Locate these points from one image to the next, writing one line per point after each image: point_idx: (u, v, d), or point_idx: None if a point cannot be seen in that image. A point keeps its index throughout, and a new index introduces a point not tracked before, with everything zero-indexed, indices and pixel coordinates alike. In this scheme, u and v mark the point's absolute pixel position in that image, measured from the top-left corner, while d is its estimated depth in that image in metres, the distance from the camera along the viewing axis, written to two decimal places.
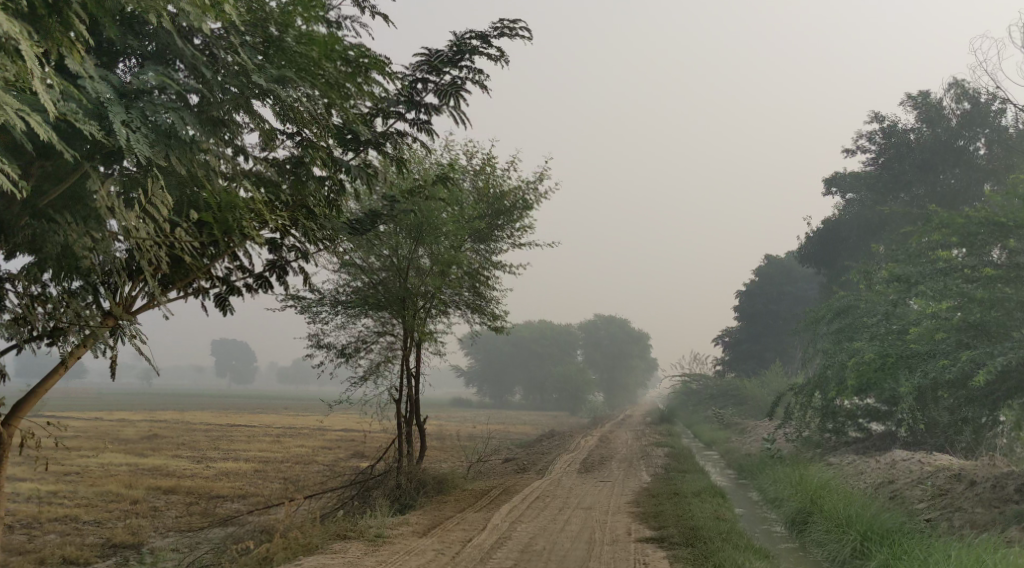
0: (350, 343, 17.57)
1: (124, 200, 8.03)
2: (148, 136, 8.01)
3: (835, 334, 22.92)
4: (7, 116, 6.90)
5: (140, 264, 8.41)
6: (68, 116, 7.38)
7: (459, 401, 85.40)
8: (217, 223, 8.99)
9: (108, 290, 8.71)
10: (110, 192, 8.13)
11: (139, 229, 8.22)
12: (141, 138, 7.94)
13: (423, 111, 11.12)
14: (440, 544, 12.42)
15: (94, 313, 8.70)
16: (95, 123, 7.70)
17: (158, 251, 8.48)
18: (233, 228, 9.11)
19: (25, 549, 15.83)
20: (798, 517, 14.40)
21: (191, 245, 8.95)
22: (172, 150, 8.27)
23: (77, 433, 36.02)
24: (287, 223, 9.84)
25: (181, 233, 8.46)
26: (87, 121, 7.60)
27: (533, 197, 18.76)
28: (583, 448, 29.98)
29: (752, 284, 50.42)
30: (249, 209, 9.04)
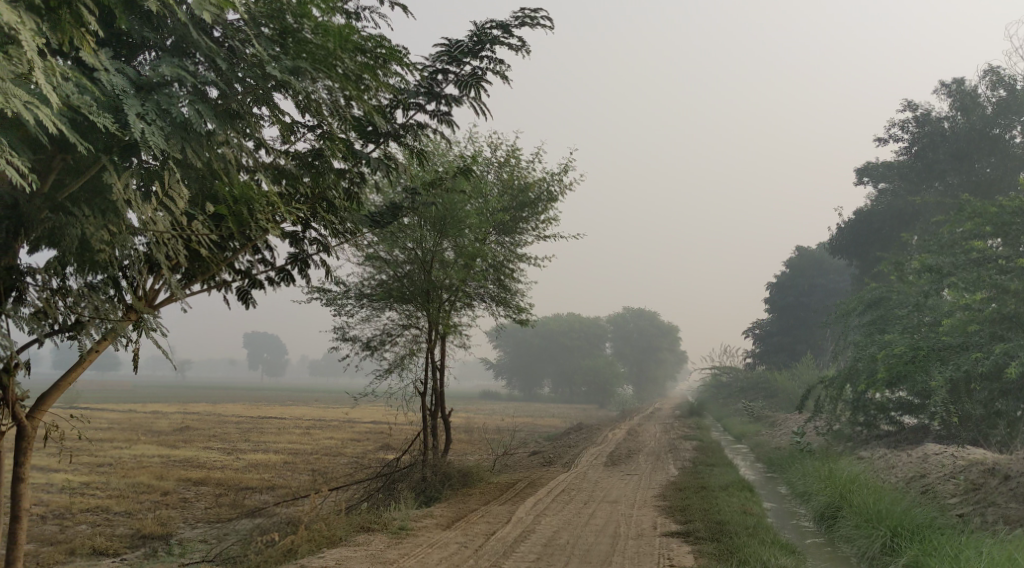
0: (375, 336, 17.59)
1: (139, 192, 8.06)
2: (164, 129, 8.00)
3: (866, 326, 22.59)
4: (15, 107, 6.93)
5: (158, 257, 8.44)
6: (80, 109, 7.41)
7: (488, 394, 85.50)
8: (232, 215, 9.01)
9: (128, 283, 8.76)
10: (128, 185, 8.15)
11: (154, 221, 8.25)
12: (157, 131, 7.93)
13: (443, 103, 11.06)
14: (463, 537, 12.39)
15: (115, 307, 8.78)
16: (110, 115, 7.70)
17: (175, 244, 8.50)
18: (250, 220, 9.12)
19: (56, 539, 16.01)
20: (827, 512, 14.19)
21: (209, 237, 8.96)
22: (188, 143, 8.27)
23: (110, 425, 36.46)
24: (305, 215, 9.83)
25: (196, 225, 8.48)
26: (101, 113, 7.60)
27: (558, 188, 18.65)
28: (611, 440, 29.84)
29: (783, 276, 49.89)
30: (264, 201, 9.04)
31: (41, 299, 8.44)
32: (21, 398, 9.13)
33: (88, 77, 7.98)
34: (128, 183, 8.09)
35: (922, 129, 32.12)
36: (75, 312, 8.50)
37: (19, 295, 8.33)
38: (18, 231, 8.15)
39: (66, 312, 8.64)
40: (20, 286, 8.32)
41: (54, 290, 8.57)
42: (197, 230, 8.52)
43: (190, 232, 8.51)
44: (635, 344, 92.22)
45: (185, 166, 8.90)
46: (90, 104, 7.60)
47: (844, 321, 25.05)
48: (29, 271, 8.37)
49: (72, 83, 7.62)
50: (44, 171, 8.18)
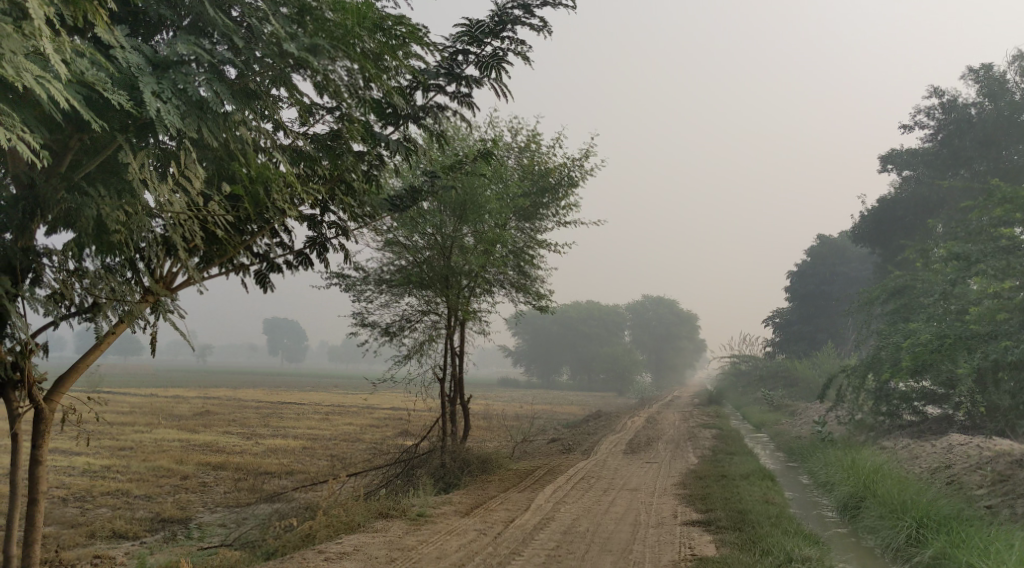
0: (394, 322, 17.48)
1: (154, 171, 7.98)
2: (180, 107, 7.89)
3: (890, 315, 22.29)
4: (26, 81, 6.90)
5: (174, 238, 8.37)
6: (95, 85, 7.34)
7: (506, 381, 85.52)
8: (248, 195, 8.91)
9: (145, 265, 8.69)
10: (144, 164, 8.07)
11: (169, 201, 8.17)
12: (173, 109, 7.82)
13: (464, 84, 10.90)
14: (482, 524, 12.29)
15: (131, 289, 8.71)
16: (125, 93, 7.62)
17: (190, 224, 8.42)
18: (266, 201, 9.03)
19: (76, 522, 16.06)
20: (851, 503, 13.99)
21: (225, 218, 8.88)
22: (205, 123, 8.16)
23: (131, 409, 36.68)
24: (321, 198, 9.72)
25: (212, 206, 8.39)
26: (116, 91, 7.53)
27: (579, 173, 18.46)
28: (630, 428, 29.69)
29: (804, 264, 49.43)
30: (281, 181, 8.93)
31: (57, 280, 8.39)
32: (39, 380, 9.09)
33: (104, 55, 7.89)
34: (144, 163, 8.02)
35: (949, 115, 31.58)
36: (91, 294, 8.44)
37: (36, 276, 8.28)
38: (34, 212, 8.08)
39: (83, 294, 8.58)
40: (37, 267, 8.27)
41: (71, 272, 8.51)
42: (213, 211, 8.43)
43: (206, 213, 8.41)
44: (654, 332, 91.89)
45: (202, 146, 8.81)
46: (105, 82, 7.50)
47: (867, 309, 24.75)
48: (46, 251, 8.31)
49: (88, 59, 7.55)
50: (61, 151, 8.13)
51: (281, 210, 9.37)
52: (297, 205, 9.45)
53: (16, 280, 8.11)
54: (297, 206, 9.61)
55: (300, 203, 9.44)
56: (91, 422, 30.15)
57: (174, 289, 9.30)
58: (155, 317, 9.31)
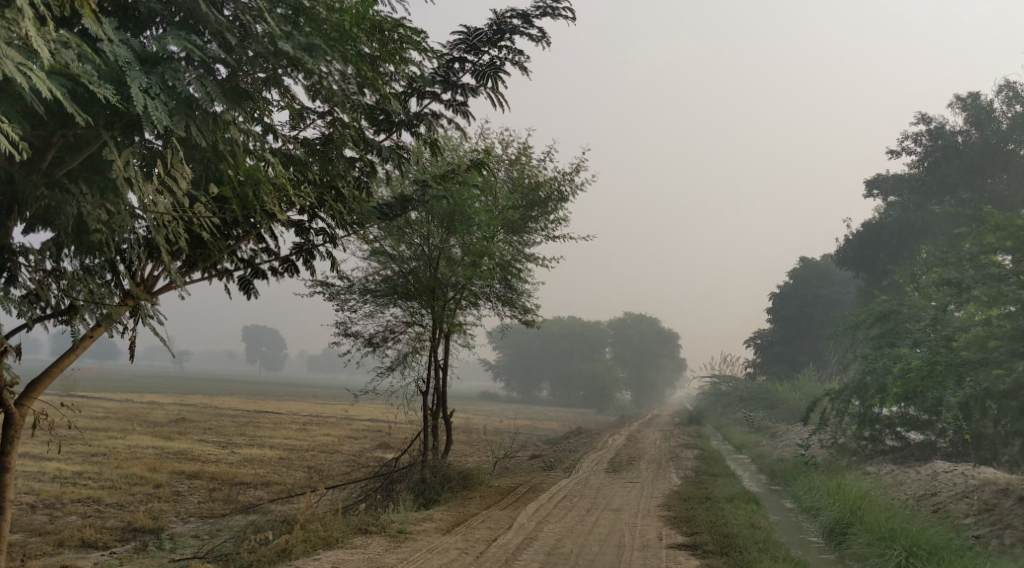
0: (377, 333, 17.32)
1: (140, 170, 7.72)
2: (168, 104, 7.65)
3: (875, 339, 22.26)
4: (8, 70, 6.64)
5: (157, 240, 8.10)
6: (80, 78, 7.09)
7: (485, 395, 85.16)
8: (235, 197, 8.69)
9: (125, 267, 8.41)
10: (128, 162, 7.82)
11: (154, 200, 7.91)
12: (161, 106, 7.58)
13: (459, 93, 10.71)
14: (463, 542, 12.02)
15: (110, 292, 8.42)
16: (111, 87, 7.36)
17: (173, 225, 8.15)
18: (253, 204, 8.79)
19: (45, 530, 15.64)
20: (837, 528, 13.84)
21: (210, 221, 8.62)
22: (193, 122, 7.92)
23: (105, 414, 36.11)
24: (309, 203, 9.49)
25: (199, 208, 8.14)
26: (102, 84, 7.27)
27: (569, 188, 18.32)
28: (610, 446, 29.47)
29: (787, 286, 49.53)
30: (269, 184, 8.69)
31: (33, 280, 8.10)
32: (10, 383, 8.77)
33: (91, 47, 7.64)
34: (129, 161, 7.77)
35: (935, 142, 31.71)
36: (69, 295, 8.16)
37: (11, 275, 7.99)
38: (12, 209, 7.80)
39: (59, 295, 8.28)
40: (12, 266, 7.98)
41: (48, 271, 8.21)
42: (200, 213, 8.17)
43: (193, 215, 8.16)
44: (635, 350, 91.86)
45: (190, 147, 8.58)
46: (91, 75, 7.25)
47: (852, 333, 24.71)
48: (23, 250, 8.02)
49: (74, 50, 7.30)
50: (43, 147, 7.86)
51: (268, 215, 9.15)
52: (284, 209, 9.21)
53: None
54: (285, 211, 9.37)
55: (287, 208, 9.21)
56: (63, 427, 29.60)
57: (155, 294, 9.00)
58: (135, 321, 9.01)
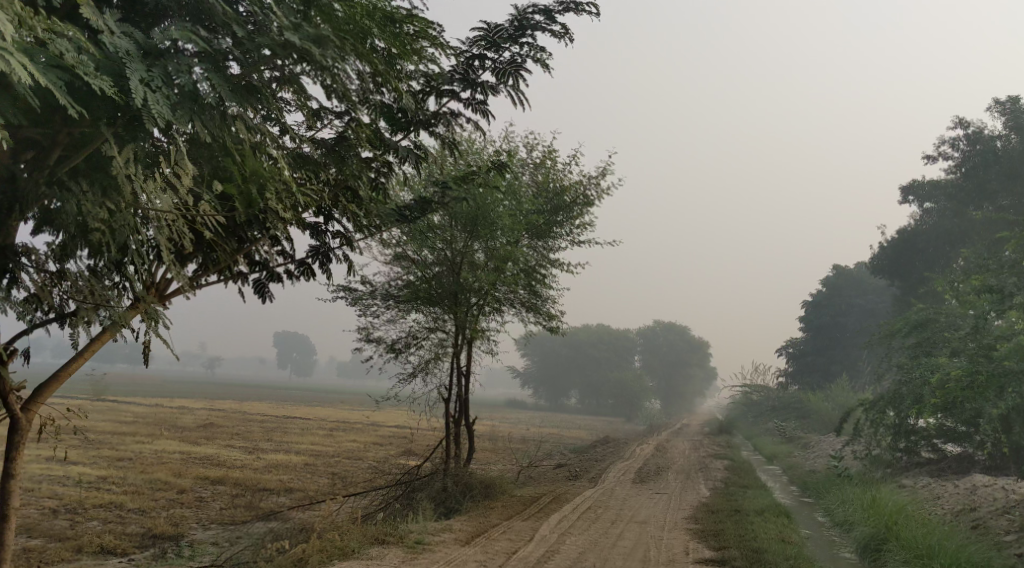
0: (400, 339, 16.96)
1: (140, 167, 7.53)
2: (170, 97, 7.44)
3: (912, 349, 21.62)
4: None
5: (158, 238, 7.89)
6: (75, 68, 6.91)
7: (514, 402, 84.83)
8: (240, 195, 8.50)
9: (129, 269, 8.22)
10: (129, 159, 7.63)
11: (155, 198, 7.71)
12: (162, 99, 7.38)
13: (479, 92, 10.42)
14: (482, 555, 11.69)
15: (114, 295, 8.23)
16: (110, 80, 7.18)
17: (176, 224, 7.94)
18: (257, 201, 8.55)
19: (65, 535, 15.54)
20: (871, 544, 13.35)
21: (215, 220, 8.40)
22: (197, 117, 7.71)
23: (134, 418, 36.21)
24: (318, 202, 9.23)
25: (202, 207, 7.92)
26: (99, 76, 7.09)
27: (595, 193, 18.00)
28: (638, 456, 28.99)
29: (818, 294, 48.78)
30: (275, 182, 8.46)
31: (36, 282, 7.90)
32: (17, 388, 8.57)
33: (91, 40, 7.44)
34: (129, 158, 7.58)
35: (973, 147, 30.92)
36: (76, 298, 7.97)
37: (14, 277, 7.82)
38: (13, 207, 7.64)
39: (64, 297, 8.11)
40: (16, 267, 7.81)
41: (53, 273, 8.04)
42: (204, 211, 7.95)
43: (197, 213, 7.94)
44: (664, 358, 91.06)
45: (198, 144, 8.39)
46: (88, 66, 7.03)
47: (887, 342, 24.06)
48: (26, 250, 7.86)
49: (72, 42, 7.13)
50: (49, 147, 7.67)
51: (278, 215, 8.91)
52: (293, 207, 8.97)
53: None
54: (296, 210, 9.12)
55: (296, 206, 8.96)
56: (91, 431, 29.73)
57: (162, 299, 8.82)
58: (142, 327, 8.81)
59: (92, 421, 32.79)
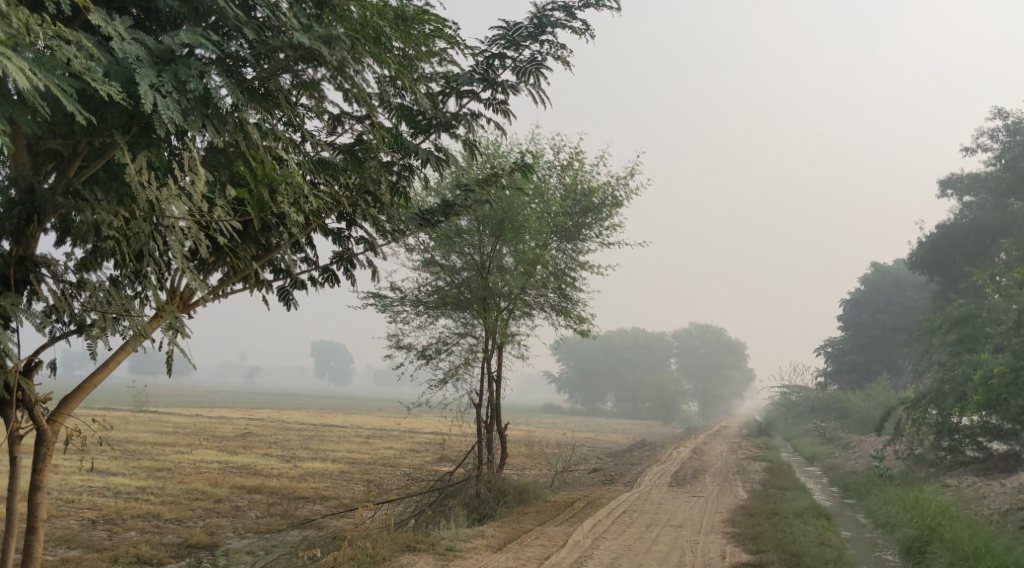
0: (430, 345, 16.88)
1: (152, 174, 7.55)
2: (181, 102, 7.39)
3: (954, 345, 21.12)
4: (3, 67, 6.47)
5: (172, 245, 7.85)
6: (83, 75, 6.87)
7: (550, 407, 84.65)
8: (253, 199, 8.46)
9: (146, 276, 8.21)
10: (141, 165, 7.61)
11: (168, 205, 7.71)
12: (172, 104, 7.32)
13: (500, 91, 10.32)
14: (514, 561, 11.54)
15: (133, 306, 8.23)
16: (119, 86, 7.14)
17: (190, 230, 7.94)
18: (268, 204, 8.49)
19: (103, 545, 15.65)
20: (915, 546, 13.00)
21: (230, 225, 8.36)
22: (209, 122, 7.67)
23: (174, 429, 36.59)
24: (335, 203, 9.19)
25: (216, 213, 7.92)
26: (108, 82, 7.05)
27: (624, 193, 17.81)
28: (675, 459, 28.65)
29: (857, 293, 48.02)
30: (289, 186, 8.44)
31: (54, 292, 7.91)
32: (43, 399, 8.58)
33: (103, 47, 7.43)
34: (142, 165, 7.61)
35: (1013, 138, 30.24)
36: (97, 309, 7.98)
37: (34, 289, 7.81)
38: (31, 218, 7.64)
39: (83, 309, 8.12)
40: (35, 279, 7.80)
41: (73, 284, 8.04)
42: (217, 216, 7.94)
43: (210, 219, 7.94)
44: (701, 361, 90.25)
45: (213, 151, 8.42)
46: (96, 72, 6.98)
47: (928, 338, 23.55)
48: (46, 261, 7.87)
49: (82, 49, 7.11)
50: (69, 157, 7.77)
51: (295, 220, 8.87)
52: (308, 210, 8.93)
53: (15, 291, 7.68)
54: (313, 213, 9.09)
55: (311, 208, 8.93)
56: (132, 442, 30.08)
57: (183, 307, 8.82)
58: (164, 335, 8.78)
59: (133, 432, 33.16)
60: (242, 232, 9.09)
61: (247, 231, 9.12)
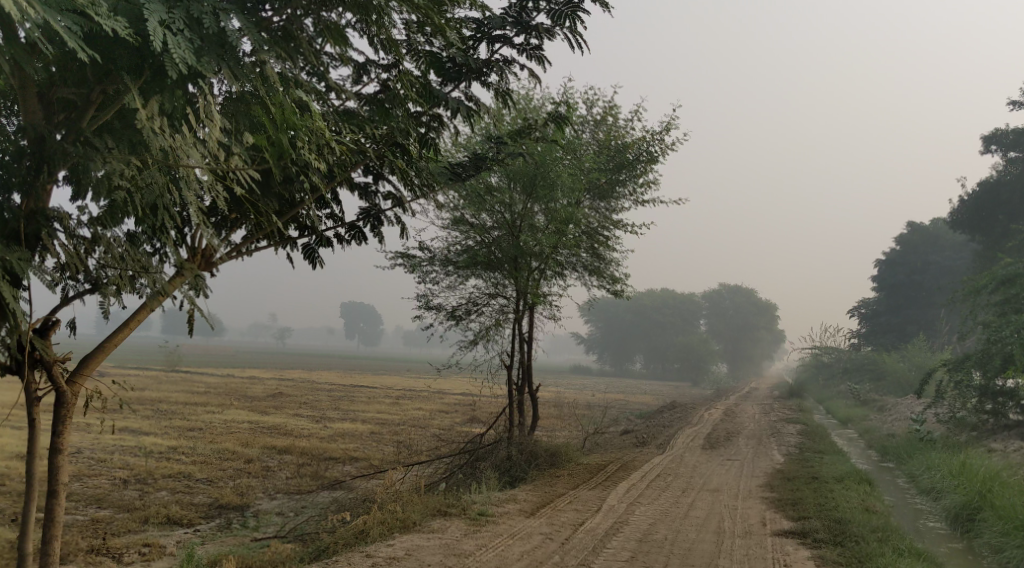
0: (460, 305, 16.48)
1: (165, 121, 7.23)
2: (193, 41, 7.09)
3: (1001, 306, 20.40)
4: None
5: (185, 197, 7.51)
6: (87, 10, 6.54)
7: (579, 368, 84.43)
8: (270, 146, 8.10)
9: (161, 231, 7.88)
10: (152, 111, 7.27)
11: (184, 153, 7.40)
12: (183, 43, 7.01)
13: (534, 36, 9.84)
14: (548, 527, 11.21)
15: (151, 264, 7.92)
16: (125, 21, 6.81)
17: (207, 180, 7.59)
18: (287, 153, 8.14)
19: (133, 505, 15.54)
20: (964, 513, 12.54)
21: (247, 176, 8.02)
22: (224, 63, 7.34)
23: (207, 389, 36.70)
24: (360, 153, 8.85)
25: (233, 162, 7.59)
26: (115, 17, 6.71)
27: (659, 148, 17.24)
28: (707, 422, 28.19)
29: (893, 253, 47.02)
30: (309, 131, 8.08)
31: (67, 250, 7.58)
32: (62, 359, 8.32)
33: None
34: (154, 111, 7.28)
35: None
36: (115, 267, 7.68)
37: (47, 244, 7.50)
38: (41, 169, 7.35)
39: (99, 265, 7.80)
40: (46, 234, 7.48)
41: (86, 240, 7.71)
42: (234, 165, 7.61)
43: (228, 168, 7.61)
44: (731, 322, 89.43)
45: (234, 102, 8.00)
46: (100, 6, 6.67)
47: (972, 298, 22.85)
48: (57, 216, 7.52)
49: None
50: (84, 106, 7.50)
51: (315, 170, 8.53)
52: (330, 159, 8.58)
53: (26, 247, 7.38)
54: (335, 164, 8.74)
55: (333, 157, 8.58)
56: (164, 402, 30.13)
57: (201, 266, 8.51)
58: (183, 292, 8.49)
59: (164, 392, 33.26)
60: (264, 186, 8.77)
61: (267, 185, 8.80)
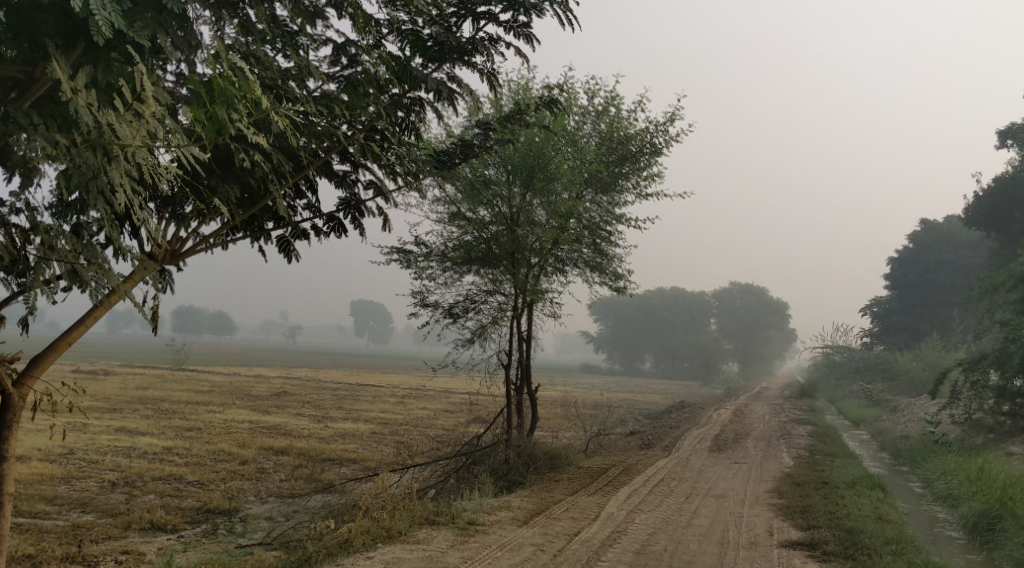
0: (458, 303, 15.84)
1: (92, 92, 7.02)
2: (120, 3, 7.16)
3: (1019, 303, 19.70)
4: None
5: (115, 180, 7.26)
6: None
7: (589, 366, 83.70)
8: (208, 120, 7.45)
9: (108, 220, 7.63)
10: (81, 84, 7.08)
11: (117, 130, 7.15)
12: (109, 5, 7.05)
13: (522, 13, 9.43)
14: (541, 538, 10.61)
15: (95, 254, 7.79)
16: None
17: (143, 159, 7.29)
18: (225, 126, 7.57)
19: (117, 509, 14.97)
20: (981, 522, 11.89)
21: (190, 154, 7.60)
22: (158, 31, 7.39)
23: (210, 388, 36.08)
24: (331, 135, 8.66)
25: (170, 139, 7.30)
26: None
27: (663, 140, 16.58)
28: (715, 422, 27.54)
29: (907, 250, 46.25)
30: (249, 104, 7.62)
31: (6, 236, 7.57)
32: (12, 359, 8.12)
33: None
34: (81, 84, 7.07)
35: None
36: (56, 258, 7.65)
37: None
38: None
39: (39, 258, 7.74)
40: None
41: (22, 228, 7.69)
42: (171, 143, 7.30)
43: (168, 145, 7.33)
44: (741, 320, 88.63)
45: (183, 81, 7.97)
46: None
47: (988, 296, 22.17)
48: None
49: None
50: (28, 85, 7.38)
51: (261, 143, 8.55)
52: (292, 141, 8.41)
53: None
54: (297, 142, 8.50)
55: (294, 136, 8.32)
56: (163, 401, 29.52)
57: (155, 255, 8.22)
58: (130, 283, 8.21)
59: (167, 391, 32.73)
60: (218, 171, 8.53)
61: (225, 168, 8.62)
